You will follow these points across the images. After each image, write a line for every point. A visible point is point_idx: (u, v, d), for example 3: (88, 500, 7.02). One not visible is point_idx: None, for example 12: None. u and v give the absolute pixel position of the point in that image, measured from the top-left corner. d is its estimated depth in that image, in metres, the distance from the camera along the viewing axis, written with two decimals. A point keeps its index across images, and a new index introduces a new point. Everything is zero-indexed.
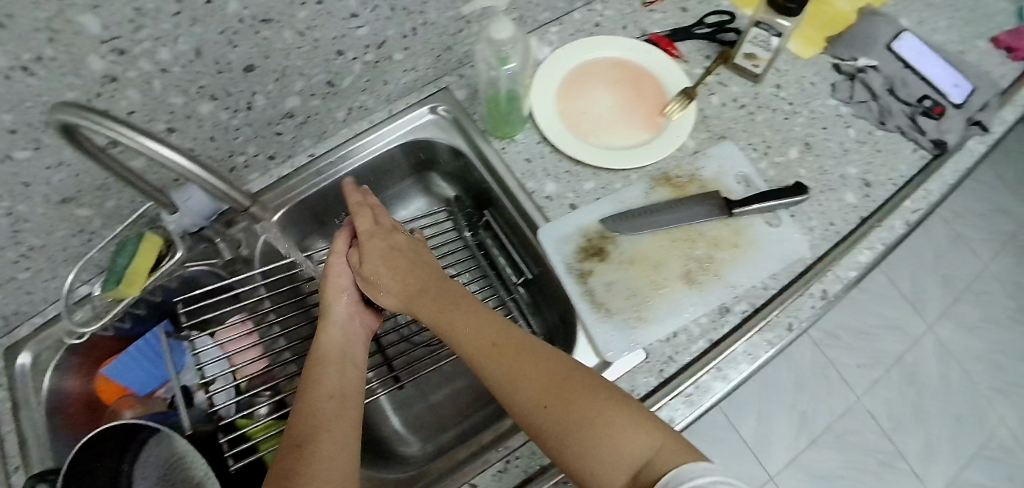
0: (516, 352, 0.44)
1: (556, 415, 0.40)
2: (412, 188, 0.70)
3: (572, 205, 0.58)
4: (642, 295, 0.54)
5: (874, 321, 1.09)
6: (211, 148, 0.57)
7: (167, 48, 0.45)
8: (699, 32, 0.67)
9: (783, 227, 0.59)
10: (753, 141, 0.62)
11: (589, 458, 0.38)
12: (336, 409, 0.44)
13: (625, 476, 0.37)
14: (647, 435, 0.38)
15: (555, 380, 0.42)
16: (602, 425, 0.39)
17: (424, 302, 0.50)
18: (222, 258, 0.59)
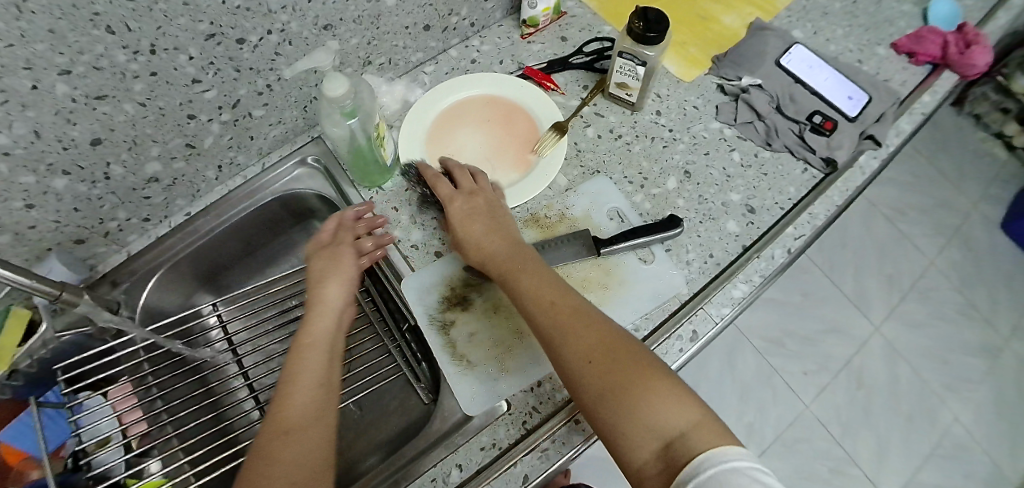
0: (575, 313, 0.45)
1: (601, 377, 0.40)
2: (303, 235, 0.71)
3: (436, 253, 0.58)
4: (505, 345, 0.53)
5: (817, 326, 1.07)
6: (77, 218, 0.56)
7: (1, 134, 0.45)
8: (576, 61, 0.66)
9: (656, 264, 0.58)
10: (628, 174, 0.61)
11: (620, 421, 0.38)
12: (325, 399, 0.45)
13: (656, 444, 0.36)
14: (687, 409, 0.37)
15: (609, 346, 0.42)
16: (644, 393, 0.38)
17: (494, 265, 0.50)
18: (95, 325, 0.58)
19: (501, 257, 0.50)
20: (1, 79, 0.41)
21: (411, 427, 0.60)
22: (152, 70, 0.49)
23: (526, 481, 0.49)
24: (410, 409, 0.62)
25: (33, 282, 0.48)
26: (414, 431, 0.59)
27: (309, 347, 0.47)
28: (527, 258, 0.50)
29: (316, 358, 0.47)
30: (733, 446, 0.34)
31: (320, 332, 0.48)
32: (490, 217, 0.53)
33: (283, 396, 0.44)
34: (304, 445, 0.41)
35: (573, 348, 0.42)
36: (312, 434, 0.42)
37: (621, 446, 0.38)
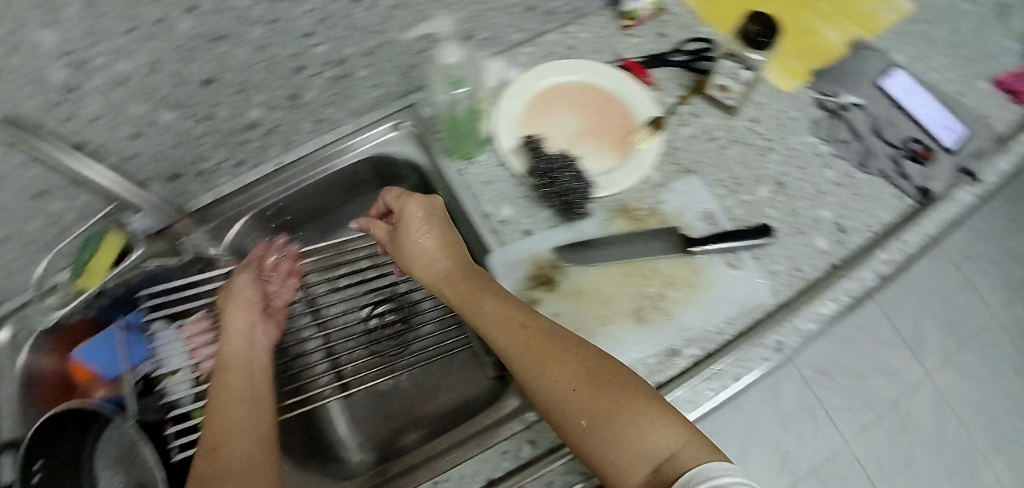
0: (541, 336, 0.43)
1: (580, 405, 0.39)
2: (380, 199, 0.70)
3: (526, 231, 0.57)
4: (587, 330, 0.54)
5: (870, 364, 1.04)
6: (176, 153, 0.58)
7: (125, 61, 0.44)
8: (674, 59, 0.64)
9: (742, 270, 0.57)
10: (722, 177, 0.60)
11: (605, 451, 0.37)
12: (250, 410, 0.45)
13: (645, 470, 0.36)
14: (670, 430, 0.36)
15: (583, 367, 0.41)
16: (627, 419, 0.37)
17: (453, 284, 0.50)
18: (183, 257, 0.61)
19: (462, 278, 0.50)
20: (135, 7, 0.40)
21: (477, 399, 0.59)
22: (273, 18, 0.48)
23: None
24: (474, 382, 0.61)
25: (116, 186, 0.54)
26: (481, 405, 0.58)
27: (229, 370, 0.50)
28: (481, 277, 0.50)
29: (239, 377, 0.49)
30: (717, 461, 0.34)
31: (234, 355, 0.51)
32: (433, 226, 0.53)
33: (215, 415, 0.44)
34: (237, 455, 0.40)
35: (547, 375, 0.41)
36: (244, 445, 0.41)
37: (610, 474, 0.37)
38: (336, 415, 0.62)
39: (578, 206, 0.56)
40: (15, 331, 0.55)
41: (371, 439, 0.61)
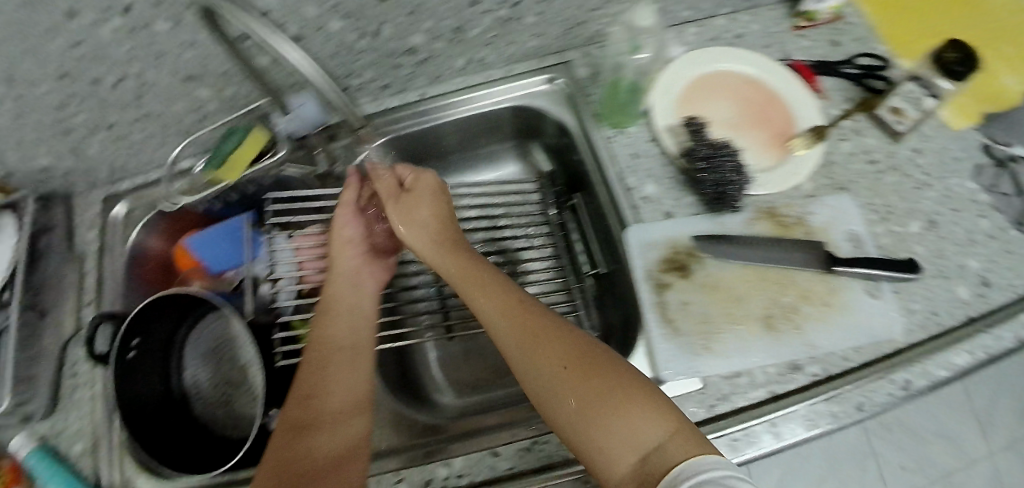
0: (530, 321, 0.44)
1: (570, 388, 0.39)
2: (509, 151, 0.68)
3: (667, 213, 0.55)
4: (714, 325, 0.52)
5: (932, 428, 0.97)
6: (331, 64, 0.54)
7: None
8: (845, 70, 0.61)
9: (881, 301, 0.55)
10: (874, 202, 0.58)
11: (594, 439, 0.37)
12: (350, 363, 0.47)
13: (632, 458, 0.35)
14: (660, 420, 0.36)
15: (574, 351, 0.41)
16: (617, 408, 0.37)
17: (446, 262, 0.50)
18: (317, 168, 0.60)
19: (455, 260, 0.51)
20: None
21: None
22: None
23: None
24: None
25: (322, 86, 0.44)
26: None
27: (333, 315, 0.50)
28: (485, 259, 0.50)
29: (341, 326, 0.50)
30: (703, 454, 0.33)
31: (342, 298, 0.52)
32: (437, 200, 0.54)
33: (313, 366, 0.46)
34: (328, 411, 0.43)
35: (537, 361, 0.42)
36: (334, 404, 0.44)
37: (598, 462, 0.37)
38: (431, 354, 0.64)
39: (735, 200, 0.52)
40: (131, 207, 0.66)
41: (459, 385, 0.62)
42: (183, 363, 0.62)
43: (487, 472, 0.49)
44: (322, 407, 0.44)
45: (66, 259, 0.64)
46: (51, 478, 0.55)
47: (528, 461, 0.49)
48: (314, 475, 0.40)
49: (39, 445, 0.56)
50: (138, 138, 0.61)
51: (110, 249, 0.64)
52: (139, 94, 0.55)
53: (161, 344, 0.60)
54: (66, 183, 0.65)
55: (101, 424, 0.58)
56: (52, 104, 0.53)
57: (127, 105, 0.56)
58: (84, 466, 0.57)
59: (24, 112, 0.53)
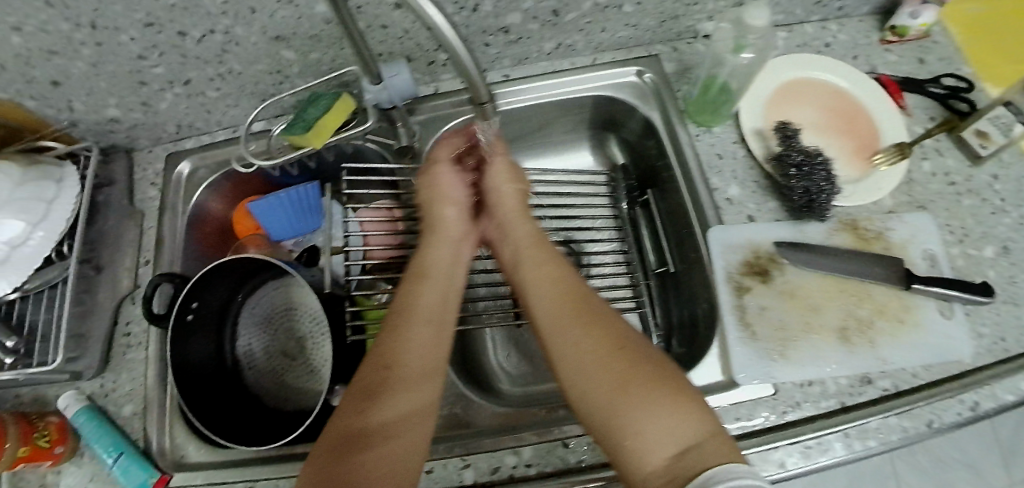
0: (573, 300, 0.42)
1: (611, 372, 0.37)
2: (585, 139, 0.68)
3: (750, 217, 0.55)
4: (791, 332, 0.52)
5: (956, 456, 0.95)
6: (422, 36, 0.53)
7: None
8: (930, 89, 0.61)
9: (953, 322, 0.55)
10: (951, 223, 0.58)
11: (627, 428, 0.35)
12: (434, 337, 0.44)
13: (668, 453, 0.33)
14: (700, 418, 0.34)
15: (615, 334, 0.39)
16: (654, 398, 0.35)
17: (518, 236, 0.49)
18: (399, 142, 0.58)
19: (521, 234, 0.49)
20: None
21: None
22: None
23: (782, 467, 0.48)
24: None
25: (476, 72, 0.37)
26: None
27: (425, 279, 0.47)
28: (539, 236, 0.48)
29: (432, 291, 0.46)
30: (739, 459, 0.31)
31: (438, 262, 0.49)
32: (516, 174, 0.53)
33: (393, 327, 0.43)
34: (404, 380, 0.40)
35: (579, 341, 0.39)
36: (415, 369, 0.41)
37: (628, 454, 0.35)
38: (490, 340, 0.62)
39: (824, 209, 0.52)
40: (195, 167, 0.64)
41: (521, 373, 0.61)
42: (236, 333, 0.61)
43: (557, 462, 0.48)
44: (401, 374, 0.41)
45: (125, 214, 0.63)
46: (99, 439, 0.53)
47: (600, 456, 0.48)
48: (370, 442, 0.37)
49: (85, 405, 0.55)
50: (211, 96, 0.60)
51: (171, 208, 0.62)
52: (223, 50, 0.53)
53: (216, 311, 0.59)
54: (130, 137, 0.64)
55: (153, 388, 0.56)
56: (133, 53, 0.52)
57: (209, 61, 0.55)
58: (133, 428, 0.55)
59: (104, 59, 0.52)
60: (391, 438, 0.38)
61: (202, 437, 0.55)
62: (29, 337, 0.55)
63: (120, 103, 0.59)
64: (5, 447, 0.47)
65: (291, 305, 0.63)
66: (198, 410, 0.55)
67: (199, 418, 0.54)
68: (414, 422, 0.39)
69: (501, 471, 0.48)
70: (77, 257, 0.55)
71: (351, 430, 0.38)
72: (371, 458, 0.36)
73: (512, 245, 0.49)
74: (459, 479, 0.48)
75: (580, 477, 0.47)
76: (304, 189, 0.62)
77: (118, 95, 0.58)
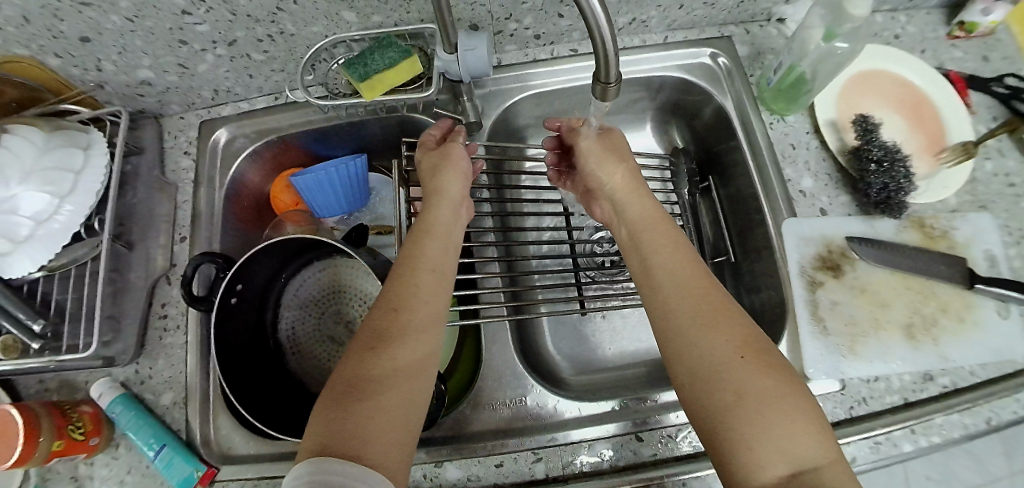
0: (705, 297, 0.40)
1: (741, 377, 0.36)
2: (646, 121, 0.67)
3: (822, 210, 0.55)
4: (860, 328, 0.52)
5: None
6: (497, 3, 0.50)
7: None
8: (994, 89, 0.61)
9: (1010, 322, 0.54)
10: (1010, 224, 0.58)
11: (741, 437, 0.34)
12: (433, 287, 0.42)
13: (779, 470, 0.33)
14: (820, 441, 0.34)
15: (748, 342, 0.37)
16: (779, 414, 0.34)
17: (636, 212, 0.47)
18: (465, 118, 0.56)
19: (641, 222, 0.46)
20: None
21: None
22: None
23: (853, 462, 0.49)
24: None
25: (613, 43, 0.33)
26: None
27: (428, 235, 0.45)
28: (666, 225, 0.46)
29: (434, 247, 0.45)
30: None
31: (442, 220, 0.47)
32: (610, 147, 0.50)
33: (398, 278, 0.42)
34: (406, 333, 0.39)
35: (708, 340, 0.38)
36: (420, 318, 0.40)
37: (737, 462, 0.34)
38: (543, 327, 0.61)
39: (901, 206, 0.53)
40: (233, 135, 0.60)
41: (577, 361, 0.60)
42: (279, 316, 0.58)
43: (630, 456, 0.48)
44: (407, 321, 0.40)
45: (156, 187, 0.58)
46: (138, 430, 0.49)
47: (672, 449, 0.48)
48: (362, 406, 0.35)
49: (122, 392, 0.52)
50: (255, 59, 0.56)
51: (208, 181, 0.58)
52: (278, 8, 0.49)
53: (260, 292, 0.56)
54: (160, 102, 0.60)
55: (192, 375, 0.53)
56: (177, 8, 0.48)
57: (261, 20, 0.50)
58: (174, 418, 0.52)
59: (143, 13, 0.48)
60: (398, 383, 0.37)
61: (249, 428, 0.52)
62: (55, 318, 0.51)
63: (154, 64, 0.54)
64: (37, 442, 0.44)
65: (337, 286, 0.59)
66: (243, 396, 0.51)
67: (245, 405, 0.51)
68: (418, 372, 0.38)
69: (573, 465, 0.48)
70: (110, 231, 0.51)
71: (357, 375, 0.37)
72: (374, 399, 0.36)
73: (633, 232, 0.46)
74: (530, 473, 0.47)
75: (655, 472, 0.47)
76: (353, 163, 0.57)
77: (154, 54, 0.53)
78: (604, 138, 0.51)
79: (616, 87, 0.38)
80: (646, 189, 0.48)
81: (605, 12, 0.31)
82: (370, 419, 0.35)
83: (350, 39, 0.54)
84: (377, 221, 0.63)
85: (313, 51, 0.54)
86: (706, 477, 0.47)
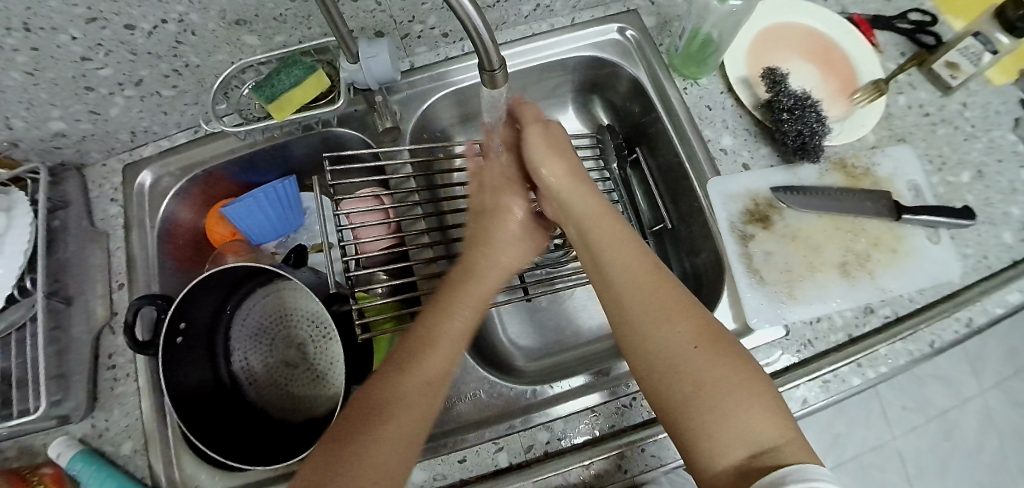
0: (659, 287, 0.42)
1: (696, 367, 0.37)
2: (569, 103, 0.68)
3: (744, 165, 0.56)
4: (796, 273, 0.53)
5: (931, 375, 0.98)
6: (396, 7, 0.50)
7: None
8: (899, 25, 0.63)
9: (940, 247, 0.55)
10: (929, 153, 0.60)
11: (702, 425, 0.36)
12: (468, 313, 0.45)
13: (741, 453, 0.35)
14: (776, 420, 0.36)
15: (703, 329, 0.39)
16: (741, 400, 0.36)
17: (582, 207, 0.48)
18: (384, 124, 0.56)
19: (589, 215, 0.47)
20: None
21: None
22: None
23: (804, 404, 0.50)
24: None
25: (488, 32, 0.34)
26: None
27: (474, 263, 0.48)
28: (610, 217, 0.47)
29: (484, 275, 0.47)
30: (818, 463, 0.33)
31: (497, 250, 0.49)
32: (551, 142, 0.50)
33: (441, 302, 0.45)
34: (432, 355, 0.42)
35: (662, 332, 0.39)
36: (443, 342, 0.43)
37: (701, 449, 0.36)
38: (497, 319, 0.61)
39: (817, 150, 0.54)
40: (158, 175, 0.59)
41: (535, 349, 0.61)
42: (229, 349, 0.57)
43: (589, 432, 0.49)
44: (421, 342, 0.42)
45: (88, 237, 0.57)
46: (102, 483, 0.49)
47: (629, 418, 0.49)
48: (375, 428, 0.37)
49: (81, 449, 0.51)
50: (166, 96, 0.55)
51: (138, 224, 0.57)
52: (177, 42, 0.49)
53: (206, 325, 0.55)
54: (79, 152, 0.58)
55: (150, 421, 0.53)
56: (76, 55, 0.46)
57: (163, 56, 0.50)
58: (138, 465, 0.52)
59: (43, 66, 0.46)
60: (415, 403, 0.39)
61: (213, 463, 0.51)
62: None
63: (66, 115, 0.53)
64: None
65: (285, 311, 0.59)
66: (201, 433, 0.51)
67: (204, 441, 0.50)
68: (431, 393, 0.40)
69: (535, 449, 0.48)
70: (44, 289, 0.50)
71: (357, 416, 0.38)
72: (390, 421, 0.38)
73: (584, 227, 0.47)
74: (494, 463, 0.48)
75: (615, 442, 0.48)
76: (283, 185, 0.59)
77: (62, 105, 0.51)
78: (548, 128, 0.50)
79: (504, 71, 0.38)
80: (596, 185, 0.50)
81: (471, 1, 0.32)
82: (374, 457, 0.36)
83: (256, 62, 0.55)
84: (314, 240, 0.63)
85: (221, 79, 0.54)
86: (662, 439, 0.48)
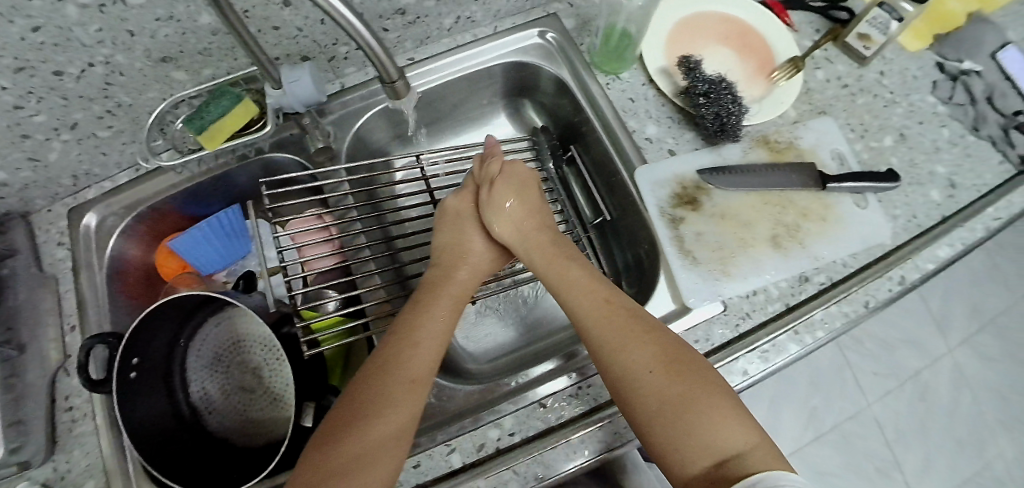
0: (622, 314, 0.46)
1: (658, 386, 0.42)
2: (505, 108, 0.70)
3: (670, 151, 0.58)
4: (728, 250, 0.55)
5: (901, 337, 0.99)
6: (318, 31, 0.52)
7: None
8: (812, 4, 0.66)
9: (868, 211, 0.57)
10: (851, 122, 0.62)
11: (670, 439, 0.40)
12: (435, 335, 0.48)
13: (707, 462, 0.39)
14: (738, 429, 0.40)
15: (663, 352, 0.44)
16: (705, 414, 0.40)
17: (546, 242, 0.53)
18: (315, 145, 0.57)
19: (553, 248, 0.52)
20: None
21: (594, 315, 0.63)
22: None
23: (745, 375, 0.51)
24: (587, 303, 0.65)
25: (382, 45, 0.35)
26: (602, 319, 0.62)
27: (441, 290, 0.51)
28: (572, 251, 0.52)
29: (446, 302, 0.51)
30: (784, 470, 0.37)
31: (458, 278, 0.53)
32: (518, 184, 0.56)
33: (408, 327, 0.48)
34: (398, 381, 0.44)
35: (629, 354, 0.44)
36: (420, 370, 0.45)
37: (671, 460, 0.40)
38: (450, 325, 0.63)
39: (735, 129, 0.56)
40: (103, 216, 0.60)
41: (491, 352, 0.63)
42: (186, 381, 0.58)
43: (539, 424, 0.50)
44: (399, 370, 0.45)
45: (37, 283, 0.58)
46: None
47: (576, 407, 0.51)
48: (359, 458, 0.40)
49: None
50: (103, 136, 0.56)
51: (86, 266, 0.58)
52: (106, 83, 0.50)
53: (160, 362, 0.55)
54: (23, 200, 0.59)
55: (111, 457, 0.53)
56: (6, 104, 0.47)
57: (94, 98, 0.51)
58: None
59: None
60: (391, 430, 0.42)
61: None
62: None
63: (4, 164, 0.53)
64: None
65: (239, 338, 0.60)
66: (164, 467, 0.51)
67: (168, 474, 0.51)
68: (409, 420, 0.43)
69: (487, 447, 0.49)
70: None
71: (348, 438, 0.41)
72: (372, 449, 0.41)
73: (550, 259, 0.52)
74: (448, 465, 0.48)
75: (564, 432, 0.49)
76: (229, 213, 0.61)
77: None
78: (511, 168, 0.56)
79: (405, 80, 0.40)
80: (551, 221, 0.56)
81: (360, 19, 0.33)
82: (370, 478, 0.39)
83: (188, 96, 0.56)
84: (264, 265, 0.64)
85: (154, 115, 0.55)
86: (609, 423, 0.50)
